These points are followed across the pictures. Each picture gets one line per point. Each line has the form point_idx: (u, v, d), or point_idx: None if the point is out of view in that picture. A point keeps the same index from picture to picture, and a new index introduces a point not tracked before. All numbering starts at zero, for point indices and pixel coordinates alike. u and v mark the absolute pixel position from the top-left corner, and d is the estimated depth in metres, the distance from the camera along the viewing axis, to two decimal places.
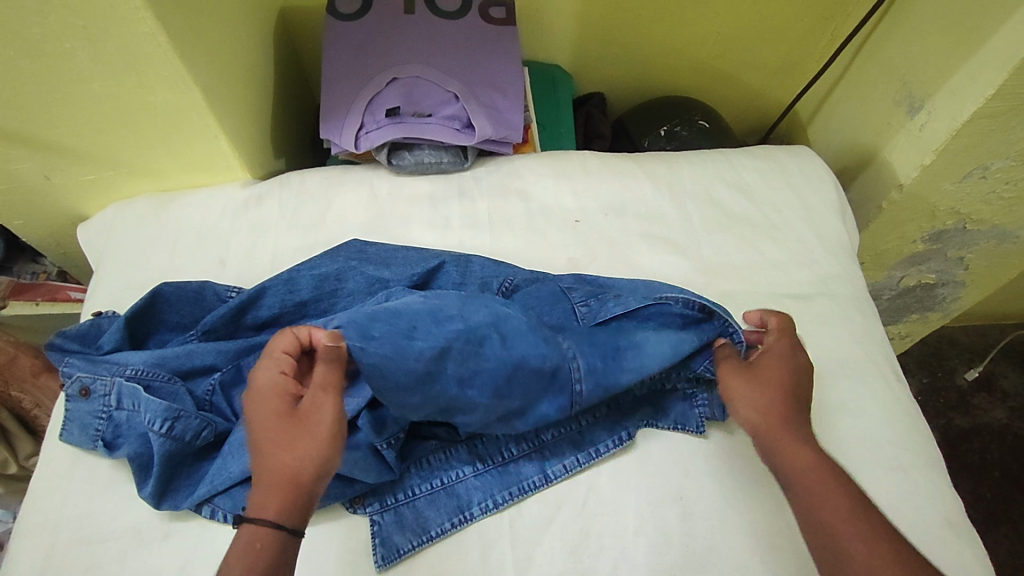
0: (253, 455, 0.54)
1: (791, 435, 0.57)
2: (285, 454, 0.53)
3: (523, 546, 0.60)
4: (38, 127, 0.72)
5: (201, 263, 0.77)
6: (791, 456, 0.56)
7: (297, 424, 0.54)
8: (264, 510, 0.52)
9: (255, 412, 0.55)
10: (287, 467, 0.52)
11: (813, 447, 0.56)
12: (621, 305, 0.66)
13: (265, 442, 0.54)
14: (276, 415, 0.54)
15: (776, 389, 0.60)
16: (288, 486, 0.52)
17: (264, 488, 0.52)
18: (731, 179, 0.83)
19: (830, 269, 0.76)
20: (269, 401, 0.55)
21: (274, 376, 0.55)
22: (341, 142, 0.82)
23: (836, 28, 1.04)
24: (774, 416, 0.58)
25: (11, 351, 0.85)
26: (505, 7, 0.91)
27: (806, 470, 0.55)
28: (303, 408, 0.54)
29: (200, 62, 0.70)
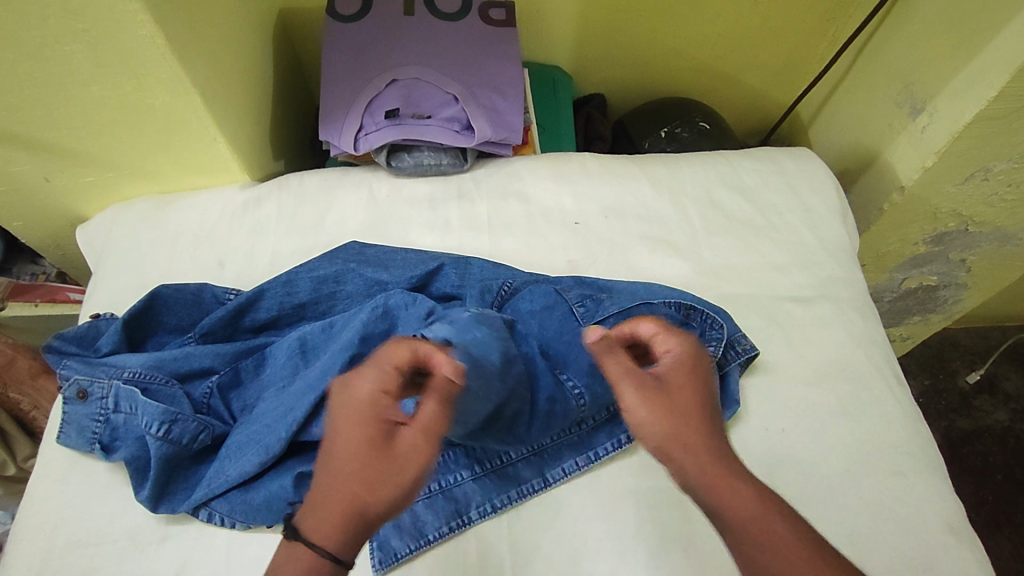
0: (322, 466, 0.46)
1: (723, 471, 0.48)
2: (359, 480, 0.45)
3: (523, 551, 0.60)
4: (36, 129, 0.72)
5: (200, 265, 0.77)
6: (730, 503, 0.47)
7: (380, 452, 0.45)
8: (317, 532, 0.44)
9: (338, 421, 0.47)
10: (359, 495, 0.45)
11: (751, 484, 0.48)
12: (615, 305, 0.67)
13: (342, 459, 0.46)
14: (359, 432, 0.46)
15: (689, 414, 0.50)
16: (354, 516, 0.44)
17: (324, 506, 0.45)
18: (732, 181, 0.83)
19: (832, 272, 0.76)
20: (356, 413, 0.47)
21: (373, 388, 0.47)
22: (340, 144, 0.82)
23: (838, 29, 1.04)
24: (679, 438, 0.49)
25: (9, 354, 0.86)
26: (505, 8, 0.91)
27: (749, 520, 0.46)
28: (398, 439, 0.46)
29: (199, 64, 0.70)
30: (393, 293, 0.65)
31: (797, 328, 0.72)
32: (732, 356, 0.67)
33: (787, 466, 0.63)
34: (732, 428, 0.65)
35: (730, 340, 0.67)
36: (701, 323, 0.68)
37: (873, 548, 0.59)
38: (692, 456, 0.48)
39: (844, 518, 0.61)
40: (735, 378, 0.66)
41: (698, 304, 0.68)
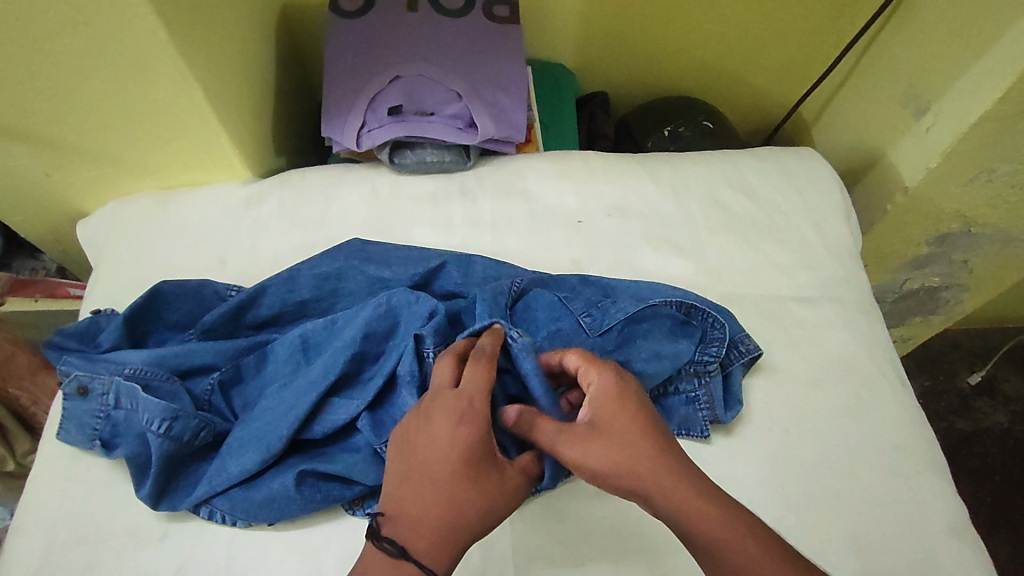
0: (431, 490, 0.49)
1: (686, 495, 0.48)
2: (473, 505, 0.49)
3: (525, 549, 0.60)
4: (37, 124, 0.71)
5: (202, 261, 0.77)
6: (693, 521, 0.48)
7: (492, 479, 0.51)
8: (428, 550, 0.48)
9: (449, 449, 0.50)
10: (472, 522, 0.49)
11: (713, 500, 0.49)
12: (620, 310, 0.67)
13: (456, 487, 0.49)
14: (473, 460, 0.50)
15: (639, 433, 0.51)
16: (462, 539, 0.49)
17: (435, 525, 0.48)
18: (736, 181, 0.82)
19: (835, 273, 0.76)
20: (470, 441, 0.51)
21: (484, 416, 0.52)
22: (343, 140, 0.81)
23: (842, 29, 1.03)
24: (630, 477, 0.49)
25: (8, 349, 0.86)
26: (509, 5, 0.90)
27: (715, 538, 0.47)
28: (502, 473, 0.51)
29: (201, 59, 0.70)
30: (395, 291, 0.64)
31: (800, 328, 0.71)
32: (730, 355, 0.67)
33: (790, 467, 0.63)
34: (735, 429, 0.65)
35: (729, 340, 0.67)
36: (702, 322, 0.68)
37: (876, 548, 0.59)
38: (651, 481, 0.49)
39: (846, 518, 0.61)
40: (739, 378, 0.66)
41: (699, 303, 0.68)
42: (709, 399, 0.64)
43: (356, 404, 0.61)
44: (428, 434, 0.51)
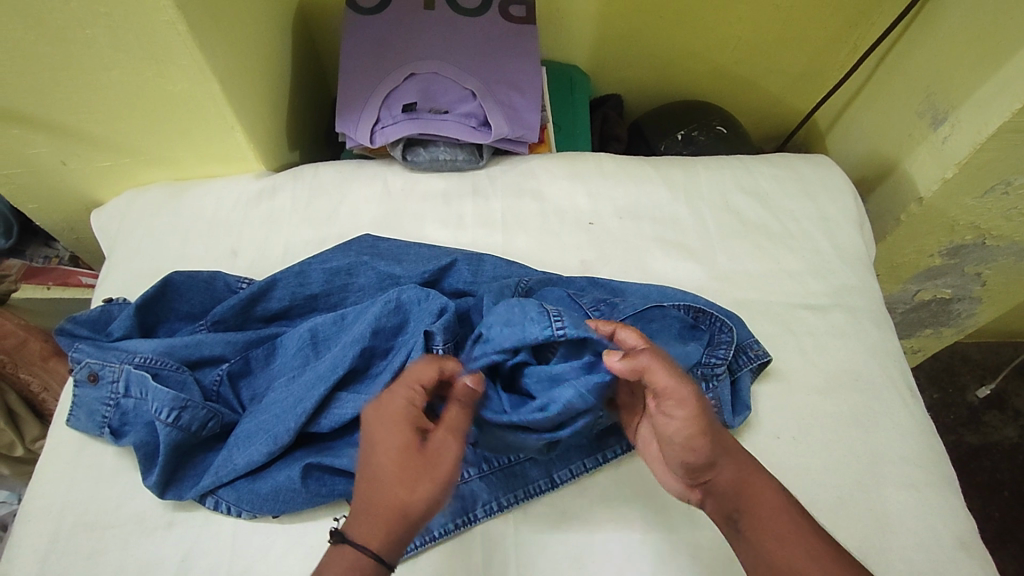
0: (364, 477, 0.51)
1: (755, 472, 0.53)
2: (399, 485, 0.50)
3: (529, 549, 0.60)
4: (55, 112, 0.72)
5: (214, 253, 0.77)
6: (767, 505, 0.52)
7: (415, 455, 0.51)
8: (364, 534, 0.49)
9: (375, 434, 0.52)
10: (401, 501, 0.50)
11: (774, 480, 0.53)
12: (630, 307, 0.67)
13: (382, 470, 0.51)
14: (397, 447, 0.51)
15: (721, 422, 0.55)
16: (398, 520, 0.50)
17: (373, 519, 0.50)
18: (749, 186, 0.82)
19: (847, 281, 0.75)
20: (393, 429, 0.52)
21: (403, 401, 0.53)
22: (356, 136, 0.81)
23: (860, 37, 1.03)
24: (723, 449, 0.53)
25: (21, 334, 0.86)
26: (525, 6, 0.90)
27: (786, 519, 0.51)
28: (428, 445, 0.52)
29: (219, 51, 0.70)
30: (406, 287, 0.64)
31: (810, 336, 0.71)
32: (739, 360, 0.66)
33: (796, 475, 0.62)
34: (742, 436, 0.64)
35: (736, 346, 0.67)
36: (710, 326, 0.68)
37: (883, 560, 0.59)
38: (741, 465, 0.53)
39: (852, 529, 0.60)
40: (747, 383, 0.66)
41: (704, 308, 0.68)
42: (718, 404, 0.63)
43: (364, 399, 0.61)
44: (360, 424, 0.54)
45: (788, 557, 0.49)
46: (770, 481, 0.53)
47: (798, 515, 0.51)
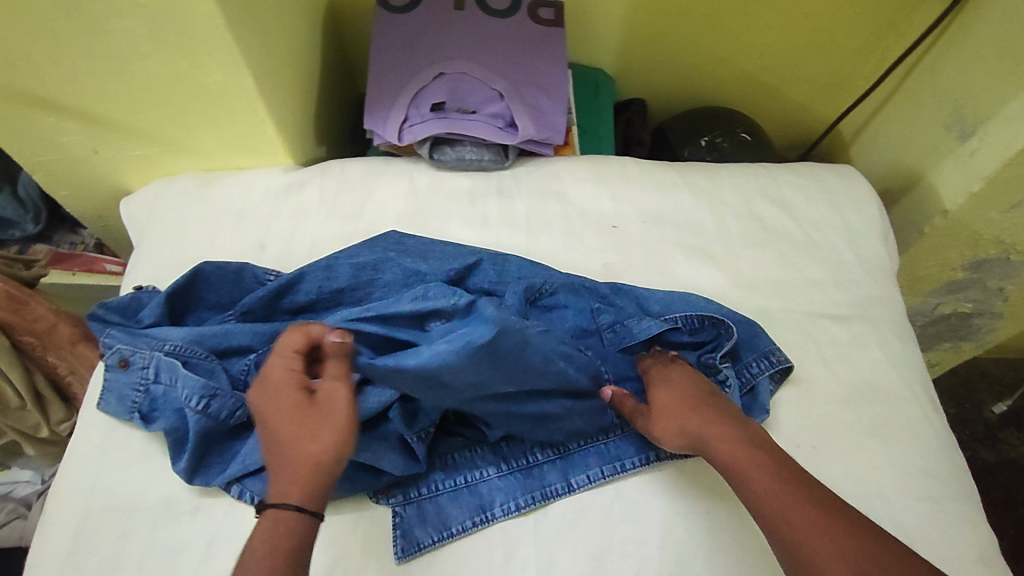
0: (270, 447, 0.54)
1: (714, 427, 0.58)
2: (300, 439, 0.53)
3: (547, 547, 0.60)
4: (91, 101, 0.74)
5: (241, 245, 0.78)
6: (730, 439, 0.57)
7: (309, 410, 0.54)
8: (283, 493, 0.52)
9: (269, 405, 0.55)
10: (309, 454, 0.52)
11: (736, 430, 0.57)
12: (645, 328, 0.68)
13: (283, 434, 0.53)
14: (291, 408, 0.54)
15: (686, 399, 0.61)
16: (310, 471, 0.52)
17: (287, 478, 0.52)
18: (773, 194, 0.82)
19: (870, 292, 0.75)
20: (283, 393, 0.55)
21: (282, 368, 0.56)
22: (384, 133, 0.82)
23: (887, 47, 1.02)
24: (687, 427, 0.59)
25: (51, 319, 0.86)
26: (554, 8, 0.91)
27: (747, 447, 0.56)
28: (317, 398, 0.54)
29: (253, 45, 0.71)
30: (434, 286, 0.66)
31: (832, 346, 0.71)
32: (758, 368, 0.67)
33: None
34: None
35: (752, 357, 0.68)
36: (718, 329, 0.69)
37: None
38: (705, 409, 0.59)
39: None
40: (766, 390, 0.67)
41: (721, 316, 0.69)
42: None
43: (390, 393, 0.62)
44: (252, 401, 0.56)
45: (755, 482, 0.54)
46: (730, 416, 0.59)
47: (756, 441, 0.57)
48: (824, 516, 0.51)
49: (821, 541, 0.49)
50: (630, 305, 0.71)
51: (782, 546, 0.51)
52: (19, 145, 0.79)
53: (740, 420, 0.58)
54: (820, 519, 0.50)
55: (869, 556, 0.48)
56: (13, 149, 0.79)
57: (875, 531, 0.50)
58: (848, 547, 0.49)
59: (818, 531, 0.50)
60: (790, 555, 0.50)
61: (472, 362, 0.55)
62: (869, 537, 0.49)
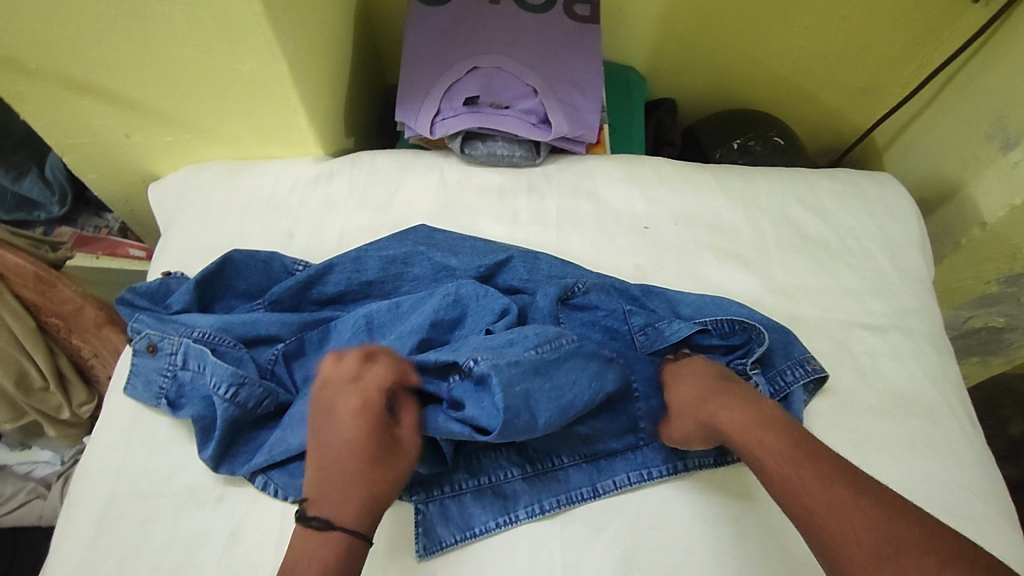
0: (340, 470, 0.54)
1: (728, 412, 0.59)
2: (380, 470, 0.55)
3: (573, 551, 0.59)
4: (126, 86, 0.73)
5: (270, 234, 0.78)
6: (742, 424, 0.58)
7: (389, 444, 0.56)
8: (350, 518, 0.52)
9: (345, 430, 0.56)
10: (383, 487, 0.54)
11: (750, 412, 0.59)
12: (676, 331, 0.67)
13: (360, 460, 0.55)
14: (361, 443, 0.55)
15: (700, 390, 0.62)
16: (379, 502, 0.54)
17: (357, 504, 0.53)
18: (809, 200, 0.81)
19: (907, 303, 0.74)
20: (351, 426, 0.56)
21: (351, 401, 0.57)
22: (416, 126, 0.82)
23: (927, 54, 1.00)
24: (704, 420, 0.60)
25: (77, 302, 0.86)
26: (590, 5, 0.90)
27: (759, 431, 0.57)
28: (395, 434, 0.57)
29: (290, 34, 0.71)
30: (466, 283, 0.66)
31: (867, 357, 0.70)
32: (791, 377, 0.66)
33: None
34: None
35: (786, 365, 0.67)
36: (749, 333, 0.68)
37: None
38: (717, 398, 0.61)
39: None
40: (799, 399, 0.65)
41: (752, 321, 0.67)
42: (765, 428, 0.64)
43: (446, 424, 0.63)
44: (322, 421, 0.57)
45: (772, 463, 0.55)
46: (742, 400, 0.60)
47: (770, 424, 0.57)
48: (840, 494, 0.51)
49: (839, 520, 0.49)
50: (661, 308, 0.70)
51: (804, 526, 0.51)
52: (52, 127, 0.79)
53: (751, 404, 0.59)
54: (837, 498, 0.51)
55: (889, 532, 0.48)
56: (46, 131, 0.79)
57: (897, 509, 0.49)
58: (867, 524, 0.49)
59: (836, 510, 0.50)
60: (811, 534, 0.51)
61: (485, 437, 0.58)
62: (891, 515, 0.49)
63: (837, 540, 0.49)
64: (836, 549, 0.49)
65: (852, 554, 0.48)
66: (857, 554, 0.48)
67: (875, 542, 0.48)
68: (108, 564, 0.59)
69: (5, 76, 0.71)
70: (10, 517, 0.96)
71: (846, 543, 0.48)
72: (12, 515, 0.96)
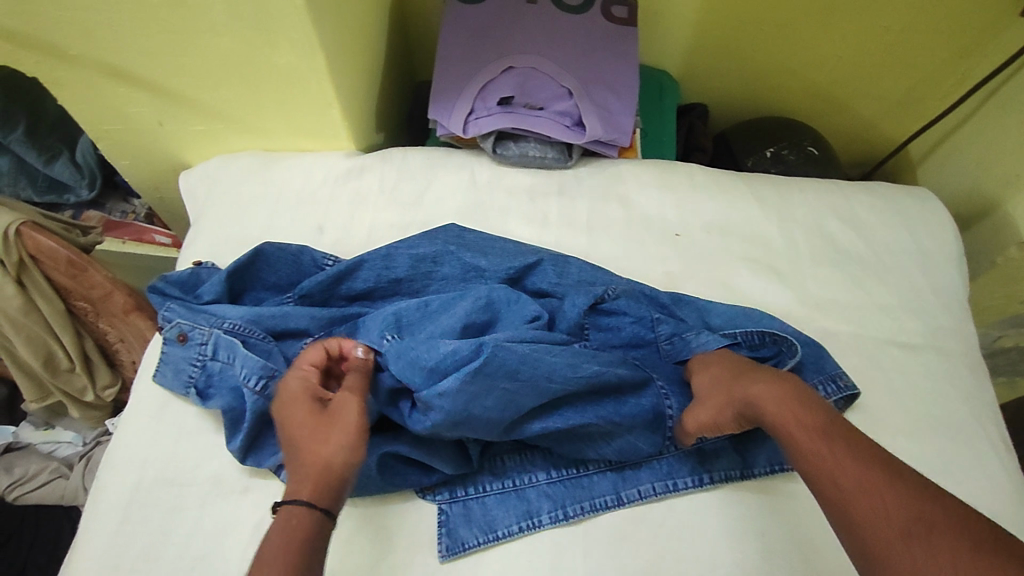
0: (287, 452, 0.55)
1: (755, 385, 0.58)
2: (315, 442, 0.55)
3: (597, 558, 0.59)
4: (164, 75, 0.74)
5: (300, 227, 0.78)
6: (775, 399, 0.56)
7: (323, 417, 0.56)
8: (296, 492, 0.52)
9: (288, 416, 0.57)
10: (320, 456, 0.54)
11: (779, 385, 0.57)
12: (705, 341, 0.66)
13: (298, 438, 0.55)
14: (307, 418, 0.56)
15: (728, 370, 0.62)
16: (320, 470, 0.53)
17: (302, 477, 0.53)
18: (845, 213, 0.79)
19: (942, 322, 0.73)
20: (298, 403, 0.57)
21: (299, 380, 0.59)
22: (449, 124, 0.81)
23: (969, 69, 0.98)
24: (730, 396, 0.59)
25: (107, 287, 0.84)
26: (628, 7, 0.89)
27: (791, 406, 0.55)
28: (331, 407, 0.57)
29: (329, 28, 0.71)
30: (496, 287, 0.66)
31: (900, 375, 0.69)
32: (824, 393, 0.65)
33: None
34: None
35: (818, 382, 0.65)
36: (780, 345, 0.66)
37: None
38: (749, 376, 0.59)
39: None
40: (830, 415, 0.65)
41: (784, 333, 0.66)
42: None
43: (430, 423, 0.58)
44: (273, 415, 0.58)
45: (800, 439, 0.53)
46: (776, 377, 0.58)
47: (802, 400, 0.56)
48: (872, 472, 0.48)
49: (869, 497, 0.47)
50: (690, 318, 0.70)
51: (832, 504, 0.49)
52: (87, 112, 0.79)
53: (785, 381, 0.58)
54: (867, 477, 0.48)
55: (923, 513, 0.45)
56: (82, 117, 0.80)
57: (933, 493, 0.46)
58: (899, 504, 0.46)
59: (867, 487, 0.48)
60: (838, 511, 0.48)
61: (485, 390, 0.57)
62: (922, 496, 0.46)
63: (864, 518, 0.47)
64: (860, 525, 0.47)
65: (880, 532, 0.45)
66: (886, 532, 0.45)
67: (906, 521, 0.45)
68: (134, 550, 0.59)
69: (44, 61, 0.72)
70: (32, 495, 0.95)
71: (874, 520, 0.46)
72: (34, 494, 0.95)
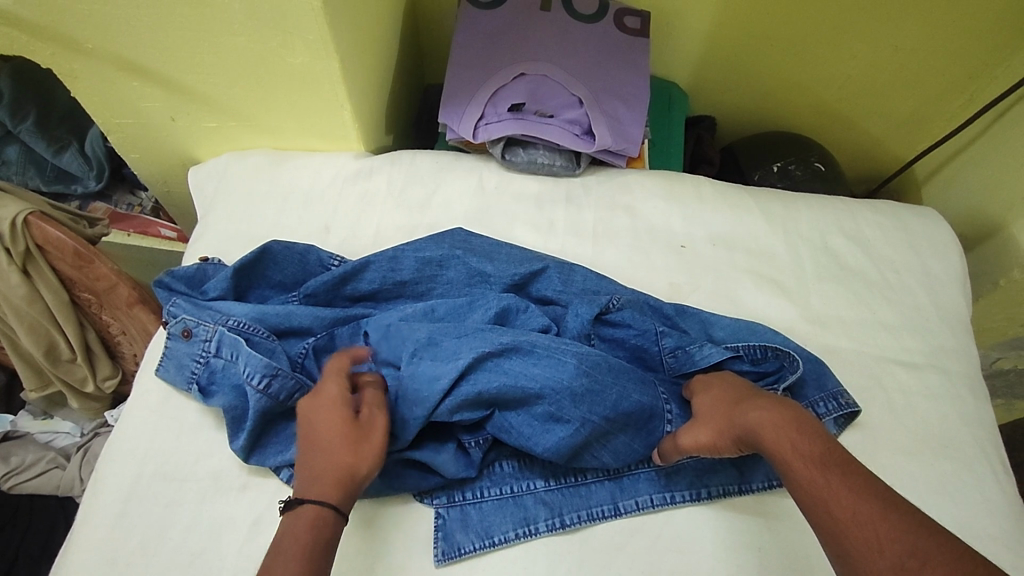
0: (317, 452, 0.55)
1: (756, 410, 0.57)
2: (353, 449, 0.55)
3: (593, 567, 0.59)
4: (178, 72, 0.74)
5: (307, 226, 0.78)
6: (773, 424, 0.56)
7: (356, 427, 0.57)
8: (324, 494, 0.53)
9: (321, 421, 0.57)
10: (350, 463, 0.55)
11: (780, 410, 0.57)
12: (708, 355, 0.66)
13: (333, 442, 0.55)
14: (339, 426, 0.57)
15: (730, 396, 0.61)
16: (348, 477, 0.54)
17: (330, 479, 0.54)
18: (850, 230, 0.80)
19: (945, 342, 0.73)
20: (330, 411, 0.58)
21: (335, 389, 0.59)
22: (458, 128, 0.81)
23: (978, 90, 0.98)
24: (729, 420, 0.59)
25: (111, 279, 0.84)
26: (641, 18, 0.90)
27: (792, 433, 0.54)
28: (362, 419, 0.58)
29: (344, 30, 0.71)
30: (507, 296, 0.67)
31: (900, 393, 0.69)
32: (825, 410, 0.65)
33: None
34: None
35: (820, 398, 0.66)
36: (781, 362, 0.67)
37: None
38: (749, 401, 0.59)
39: None
40: (831, 431, 0.65)
41: (786, 348, 0.66)
42: None
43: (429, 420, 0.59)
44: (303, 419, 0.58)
45: (797, 468, 0.52)
46: (776, 403, 0.57)
47: (801, 427, 0.55)
48: (868, 504, 0.48)
49: (864, 530, 0.47)
50: (692, 331, 0.70)
51: (828, 535, 0.49)
52: (99, 104, 0.80)
53: (784, 406, 0.57)
54: (862, 509, 0.48)
55: (916, 547, 0.45)
56: (93, 108, 0.80)
57: (928, 526, 0.46)
58: (892, 536, 0.46)
59: (862, 520, 0.47)
60: (833, 542, 0.48)
61: (473, 402, 0.59)
62: (917, 530, 0.46)
63: (858, 551, 0.46)
64: (856, 558, 0.46)
65: (876, 566, 0.45)
66: (880, 566, 0.45)
67: (900, 555, 0.45)
68: (130, 544, 0.59)
69: (58, 53, 0.72)
70: (28, 485, 0.95)
71: (869, 554, 0.46)
72: (30, 484, 0.95)
